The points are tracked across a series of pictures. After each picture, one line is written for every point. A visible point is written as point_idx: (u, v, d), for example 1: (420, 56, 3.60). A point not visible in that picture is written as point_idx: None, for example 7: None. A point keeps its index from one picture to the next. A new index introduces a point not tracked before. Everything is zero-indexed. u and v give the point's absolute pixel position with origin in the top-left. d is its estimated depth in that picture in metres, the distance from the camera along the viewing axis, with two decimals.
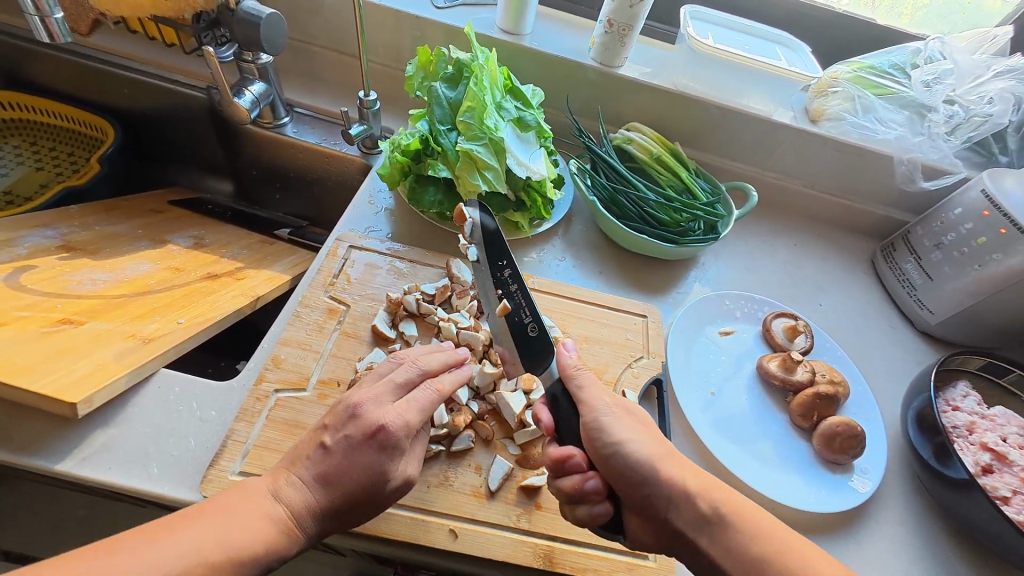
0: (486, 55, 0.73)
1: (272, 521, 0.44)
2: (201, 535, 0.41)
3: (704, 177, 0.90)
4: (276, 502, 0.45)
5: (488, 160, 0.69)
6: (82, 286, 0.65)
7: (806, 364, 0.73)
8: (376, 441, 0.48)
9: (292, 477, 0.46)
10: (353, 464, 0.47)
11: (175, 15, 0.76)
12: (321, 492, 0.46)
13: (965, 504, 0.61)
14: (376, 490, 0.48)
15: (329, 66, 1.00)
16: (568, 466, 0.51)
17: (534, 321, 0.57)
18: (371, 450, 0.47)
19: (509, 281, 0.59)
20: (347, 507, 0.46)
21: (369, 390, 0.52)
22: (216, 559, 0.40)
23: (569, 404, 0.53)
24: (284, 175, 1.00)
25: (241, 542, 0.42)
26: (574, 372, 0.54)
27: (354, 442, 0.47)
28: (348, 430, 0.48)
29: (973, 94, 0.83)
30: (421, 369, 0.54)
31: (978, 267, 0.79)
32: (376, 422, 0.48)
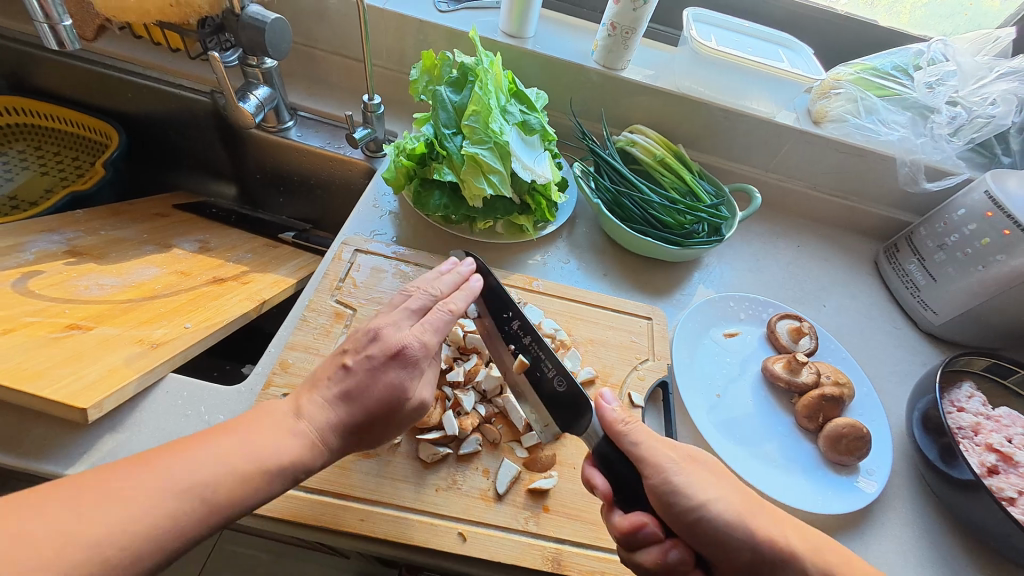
0: (491, 59, 0.73)
1: (295, 435, 0.44)
2: (228, 448, 0.41)
3: (707, 178, 0.90)
4: (299, 418, 0.45)
5: (494, 164, 0.69)
6: (90, 291, 0.66)
7: (811, 365, 0.73)
8: (397, 360, 0.49)
9: (314, 396, 0.47)
10: (375, 388, 0.47)
11: (179, 21, 0.76)
12: (344, 408, 0.47)
13: (972, 505, 0.61)
14: (396, 409, 0.49)
15: (333, 70, 1.00)
16: (643, 535, 0.47)
17: (557, 374, 0.56)
18: (394, 367, 0.48)
19: (520, 333, 0.59)
20: (368, 424, 0.48)
21: (394, 321, 0.52)
22: (246, 469, 0.41)
23: (626, 463, 0.50)
24: (288, 178, 1.00)
25: (267, 451, 0.42)
26: (623, 428, 0.50)
27: (376, 363, 0.48)
28: (370, 351, 0.49)
29: (975, 96, 0.83)
30: (432, 296, 0.55)
31: (982, 268, 0.79)
32: (398, 343, 0.49)
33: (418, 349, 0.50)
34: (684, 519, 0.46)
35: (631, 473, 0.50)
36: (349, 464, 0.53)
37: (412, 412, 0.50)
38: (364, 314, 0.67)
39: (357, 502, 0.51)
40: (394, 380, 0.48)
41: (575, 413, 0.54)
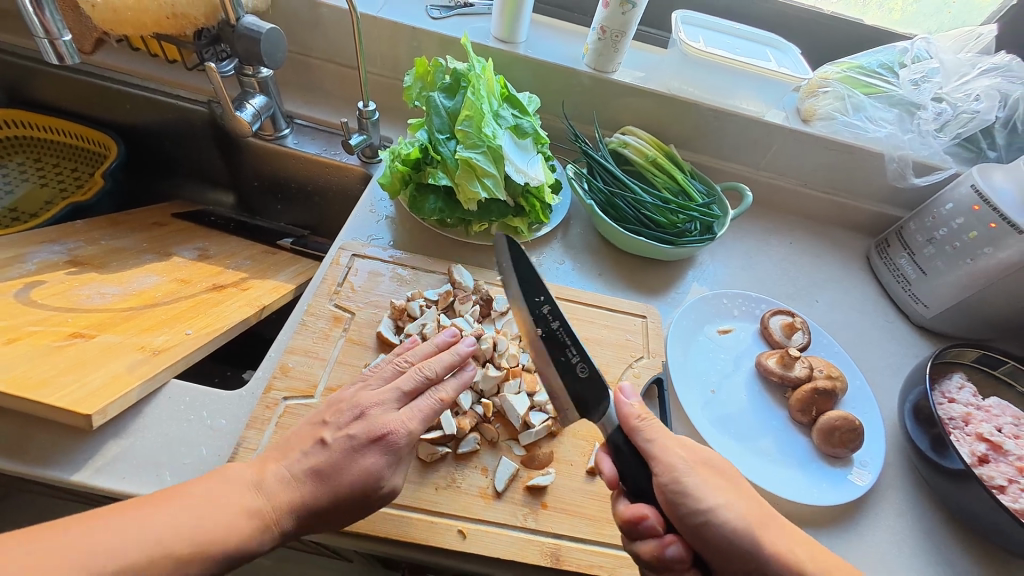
0: (483, 64, 0.74)
1: (249, 514, 0.45)
2: (172, 520, 0.42)
3: (700, 178, 0.92)
4: (257, 493, 0.46)
5: (488, 168, 0.70)
6: (92, 300, 0.67)
7: (804, 360, 0.74)
8: (377, 446, 0.50)
9: (280, 470, 0.48)
10: (351, 470, 0.48)
11: (176, 32, 0.79)
12: (311, 486, 0.47)
13: (963, 495, 0.62)
14: (369, 494, 0.49)
15: (327, 77, 1.02)
16: (644, 528, 0.49)
17: (580, 359, 0.56)
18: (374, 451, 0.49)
19: (548, 317, 0.59)
20: (330, 507, 0.47)
21: (381, 402, 0.53)
22: (184, 547, 0.41)
23: (633, 456, 0.51)
24: (286, 185, 1.01)
25: (214, 532, 0.43)
26: (636, 424, 0.51)
27: (355, 444, 0.49)
28: (351, 431, 0.50)
29: (960, 92, 0.85)
30: (424, 376, 0.54)
31: (970, 260, 0.81)
32: (383, 427, 0.50)
33: (403, 438, 0.51)
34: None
35: (643, 473, 0.51)
36: None
37: (378, 501, 0.50)
38: (362, 317, 0.68)
39: None
40: (371, 465, 0.49)
41: (595, 397, 0.54)
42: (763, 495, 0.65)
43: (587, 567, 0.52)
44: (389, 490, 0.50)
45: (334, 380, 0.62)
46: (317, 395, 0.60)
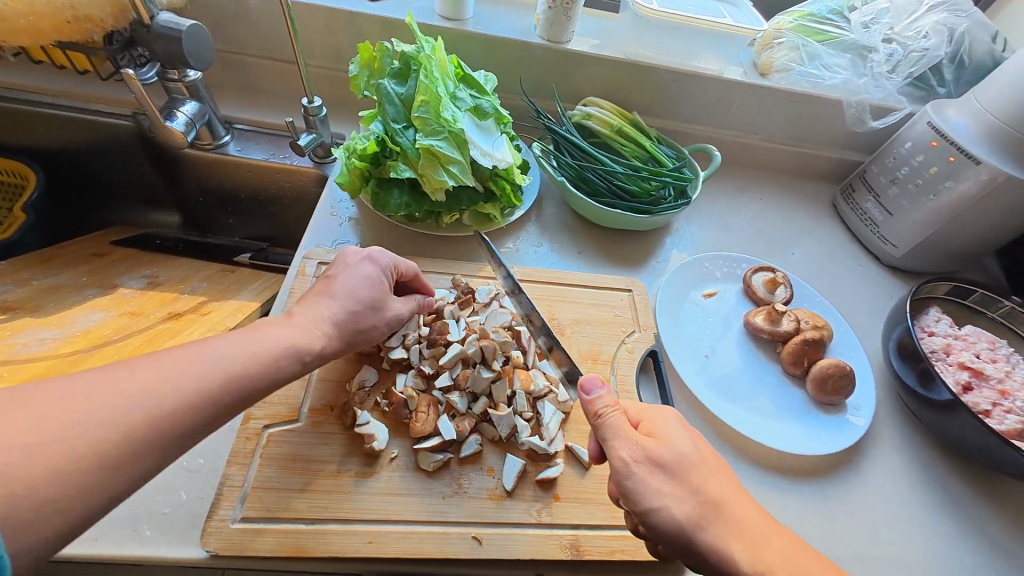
0: (432, 44, 0.69)
1: (299, 328, 0.49)
2: (231, 345, 0.44)
3: (667, 143, 0.90)
4: (295, 317, 0.50)
5: (452, 154, 0.66)
6: (28, 348, 0.60)
7: (790, 314, 0.75)
8: (367, 262, 0.57)
9: (302, 305, 0.52)
10: (350, 282, 0.54)
11: (84, 39, 0.68)
12: (331, 303, 0.52)
13: (953, 423, 0.64)
14: (378, 309, 0.55)
15: (265, 75, 0.94)
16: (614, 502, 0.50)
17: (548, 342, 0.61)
18: (364, 266, 0.57)
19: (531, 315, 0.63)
20: (353, 315, 0.53)
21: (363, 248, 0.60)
22: (256, 356, 0.45)
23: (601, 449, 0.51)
24: (235, 196, 0.94)
25: (276, 342, 0.46)
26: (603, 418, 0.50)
27: (350, 266, 0.56)
28: (341, 266, 0.56)
29: (910, 31, 0.85)
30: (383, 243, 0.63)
31: (933, 197, 0.83)
32: (364, 252, 0.58)
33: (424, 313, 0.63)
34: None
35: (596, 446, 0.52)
36: (347, 487, 0.51)
37: (386, 323, 0.56)
38: None
39: (362, 525, 0.49)
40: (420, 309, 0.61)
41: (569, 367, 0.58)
42: (767, 452, 0.65)
43: (609, 553, 0.51)
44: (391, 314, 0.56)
45: (318, 400, 0.56)
46: (301, 418, 0.54)
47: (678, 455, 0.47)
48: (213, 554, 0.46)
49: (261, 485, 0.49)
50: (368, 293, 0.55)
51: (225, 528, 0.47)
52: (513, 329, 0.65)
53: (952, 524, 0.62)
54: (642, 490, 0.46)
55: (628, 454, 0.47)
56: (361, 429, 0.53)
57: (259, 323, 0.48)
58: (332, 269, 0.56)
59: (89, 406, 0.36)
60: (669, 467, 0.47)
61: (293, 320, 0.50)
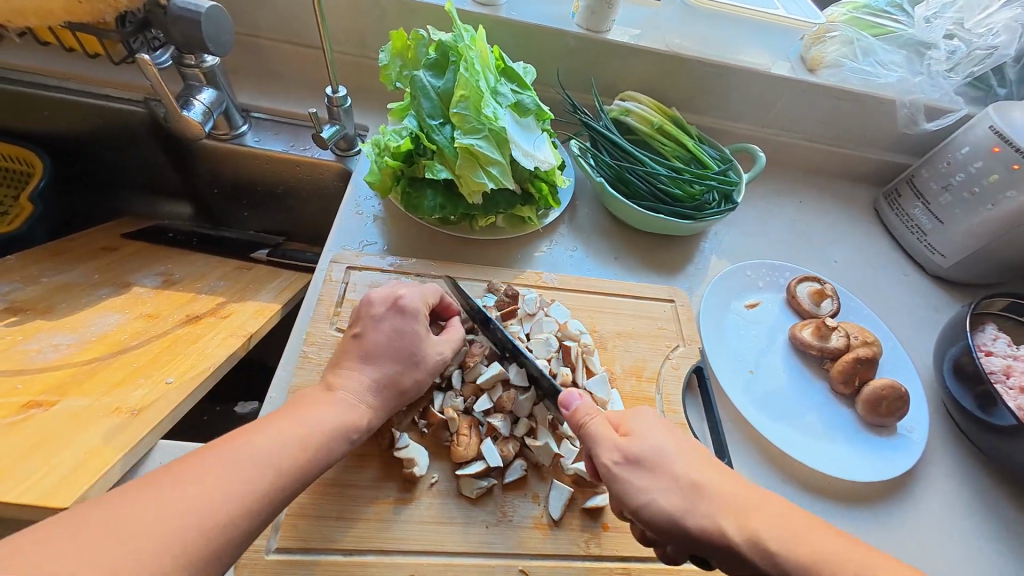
0: (472, 33, 0.64)
1: (341, 404, 0.47)
2: (274, 436, 0.41)
3: (709, 143, 0.85)
4: (336, 392, 0.47)
5: (492, 154, 0.62)
6: (42, 355, 0.56)
7: (839, 328, 0.71)
8: (395, 308, 0.53)
9: (340, 375, 0.49)
10: (384, 338, 0.51)
11: (94, 21, 0.62)
12: (369, 367, 0.49)
13: (1015, 451, 0.61)
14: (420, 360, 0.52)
15: (284, 60, 0.89)
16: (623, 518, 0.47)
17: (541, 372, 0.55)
18: (393, 314, 0.53)
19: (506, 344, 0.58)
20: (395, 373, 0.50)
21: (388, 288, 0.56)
22: (303, 442, 0.42)
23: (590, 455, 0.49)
24: (252, 189, 0.89)
25: (321, 425, 0.44)
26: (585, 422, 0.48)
27: (378, 318, 0.52)
28: (368, 318, 0.53)
29: (981, 27, 0.79)
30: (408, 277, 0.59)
31: (991, 206, 0.78)
32: (388, 296, 0.54)
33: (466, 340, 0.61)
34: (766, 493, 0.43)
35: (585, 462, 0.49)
36: (386, 515, 0.48)
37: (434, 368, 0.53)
38: None
39: (403, 557, 0.46)
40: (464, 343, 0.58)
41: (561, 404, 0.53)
42: (817, 477, 0.62)
43: None
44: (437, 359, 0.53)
45: None
46: None
47: (656, 447, 0.45)
48: None
49: (295, 513, 0.46)
50: (407, 349, 0.51)
51: (259, 560, 0.44)
52: (560, 344, 0.61)
53: (1008, 556, 0.60)
54: (628, 489, 0.44)
55: (606, 458, 0.45)
56: (400, 454, 0.50)
57: (300, 401, 0.47)
58: (358, 324, 0.53)
59: (135, 520, 0.33)
60: (643, 460, 0.44)
61: (334, 395, 0.47)
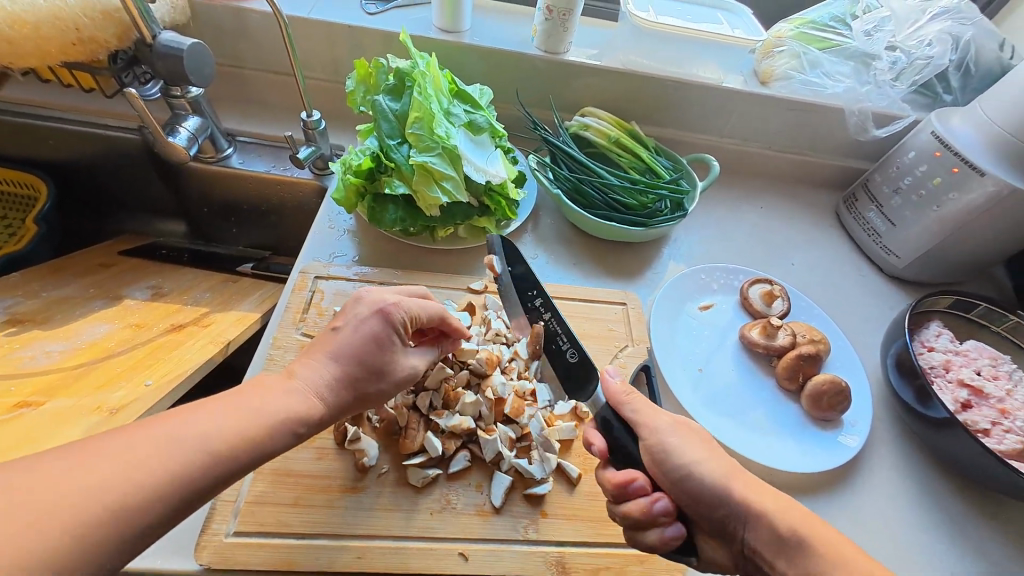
0: (427, 60, 0.70)
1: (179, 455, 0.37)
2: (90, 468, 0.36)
3: (664, 154, 0.90)
4: None
5: (446, 170, 0.67)
6: (36, 361, 0.62)
7: (786, 327, 0.74)
8: (374, 317, 0.51)
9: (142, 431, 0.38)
10: (340, 351, 0.48)
11: (88, 59, 0.70)
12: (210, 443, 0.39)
13: (950, 442, 0.63)
14: (375, 375, 0.50)
15: (267, 88, 0.96)
16: (632, 489, 0.48)
17: (573, 347, 0.62)
18: (355, 330, 0.50)
19: (542, 310, 0.66)
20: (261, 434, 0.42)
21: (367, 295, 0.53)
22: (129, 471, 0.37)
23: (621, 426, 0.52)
24: (239, 208, 0.96)
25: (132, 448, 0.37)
26: (626, 398, 0.52)
27: (360, 319, 0.50)
28: (353, 313, 0.51)
29: (913, 39, 0.84)
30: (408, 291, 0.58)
31: (937, 208, 0.81)
32: (378, 304, 0.51)
33: (400, 310, 0.52)
34: (680, 475, 0.47)
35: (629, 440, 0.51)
36: (338, 502, 0.52)
37: (385, 379, 0.50)
38: None
39: (348, 540, 0.50)
40: (371, 332, 0.50)
41: (584, 377, 0.59)
42: (760, 469, 0.64)
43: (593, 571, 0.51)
44: (392, 374, 0.51)
45: None
46: None
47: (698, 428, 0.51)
48: (206, 567, 0.47)
49: (253, 500, 0.51)
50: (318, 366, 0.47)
51: (218, 542, 0.48)
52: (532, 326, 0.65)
53: (950, 546, 0.61)
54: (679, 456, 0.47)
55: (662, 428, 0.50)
56: (351, 446, 0.54)
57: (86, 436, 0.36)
58: (321, 338, 0.50)
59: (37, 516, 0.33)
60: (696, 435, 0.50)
61: None
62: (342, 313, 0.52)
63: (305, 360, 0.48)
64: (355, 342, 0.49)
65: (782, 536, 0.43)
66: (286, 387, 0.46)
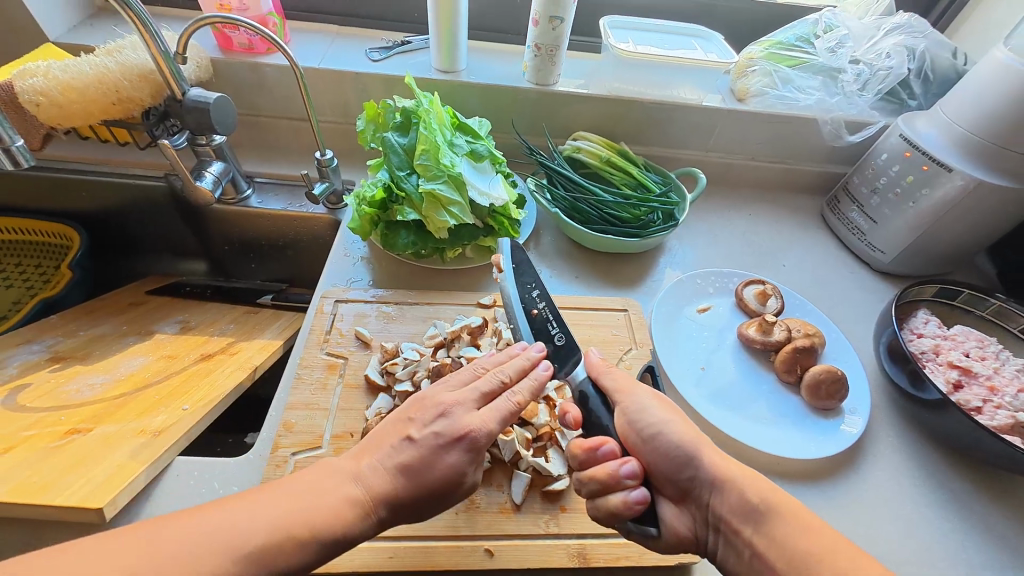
0: (430, 98, 0.77)
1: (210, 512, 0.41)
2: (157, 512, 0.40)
3: (654, 170, 0.97)
4: None
5: (452, 196, 0.73)
6: (81, 393, 0.67)
7: (781, 324, 0.78)
8: (464, 444, 0.51)
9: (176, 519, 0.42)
10: (412, 474, 0.49)
11: (125, 116, 0.77)
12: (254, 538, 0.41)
13: (945, 422, 0.66)
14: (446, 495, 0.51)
15: (282, 133, 1.04)
16: (601, 452, 0.53)
17: (560, 331, 0.64)
18: (437, 456, 0.50)
19: (537, 300, 0.66)
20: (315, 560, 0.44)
21: (452, 411, 0.53)
22: None
23: (601, 403, 0.58)
24: (258, 244, 1.02)
25: None
26: (604, 371, 0.60)
27: (440, 442, 0.50)
28: (435, 428, 0.51)
29: (872, 53, 0.92)
30: (501, 379, 0.56)
31: (913, 204, 0.86)
32: (465, 427, 0.51)
33: (484, 437, 0.52)
34: (651, 433, 0.53)
35: (606, 413, 0.58)
36: None
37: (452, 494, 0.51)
38: (355, 361, 0.68)
39: (380, 541, 0.53)
40: (453, 462, 0.50)
41: (569, 356, 0.62)
42: (766, 459, 0.67)
43: (614, 560, 0.54)
44: (459, 489, 0.51)
45: (338, 427, 0.62)
46: (324, 444, 0.60)
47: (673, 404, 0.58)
48: None
49: None
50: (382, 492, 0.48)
51: None
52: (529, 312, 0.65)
53: (957, 523, 0.63)
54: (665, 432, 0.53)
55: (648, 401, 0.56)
56: None
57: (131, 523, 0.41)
58: (391, 461, 0.50)
59: None
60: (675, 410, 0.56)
61: None
62: (414, 433, 0.51)
63: (373, 462, 0.50)
64: (430, 469, 0.49)
65: (752, 515, 0.48)
66: (348, 493, 0.47)
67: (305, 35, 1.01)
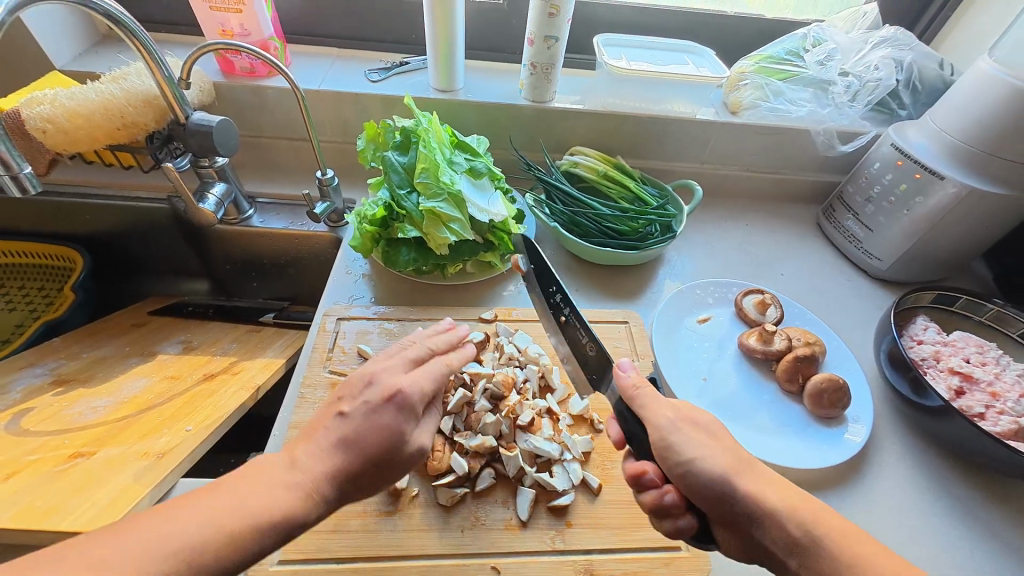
0: (428, 118, 0.79)
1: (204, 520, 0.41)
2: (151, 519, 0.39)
3: (651, 183, 0.98)
4: None
5: (452, 213, 0.74)
6: (84, 416, 0.67)
7: (781, 333, 0.79)
8: (395, 403, 0.51)
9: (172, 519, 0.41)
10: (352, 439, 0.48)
11: (129, 141, 0.79)
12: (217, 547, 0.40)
13: (948, 428, 0.66)
14: (393, 456, 0.50)
15: (283, 153, 1.05)
16: (644, 480, 0.53)
17: (589, 339, 0.63)
18: (372, 413, 0.50)
19: (561, 304, 0.68)
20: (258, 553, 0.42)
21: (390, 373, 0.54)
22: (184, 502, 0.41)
23: (635, 423, 0.56)
24: (259, 263, 1.03)
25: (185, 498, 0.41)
26: (635, 391, 0.55)
27: (371, 406, 0.50)
28: (365, 396, 0.51)
29: (861, 65, 0.94)
30: (430, 349, 0.59)
31: (908, 211, 0.87)
32: (395, 386, 0.52)
33: (416, 395, 0.53)
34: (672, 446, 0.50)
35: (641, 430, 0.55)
36: (373, 526, 0.55)
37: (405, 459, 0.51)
38: None
39: (386, 562, 0.53)
40: (387, 420, 0.50)
41: (602, 368, 0.62)
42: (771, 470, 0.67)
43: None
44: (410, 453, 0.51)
45: None
46: None
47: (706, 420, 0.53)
48: None
49: None
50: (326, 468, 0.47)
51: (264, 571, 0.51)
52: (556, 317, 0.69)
53: (965, 531, 0.63)
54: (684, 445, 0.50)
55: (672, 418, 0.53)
56: None
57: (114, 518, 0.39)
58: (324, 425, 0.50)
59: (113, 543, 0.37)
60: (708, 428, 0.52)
61: None
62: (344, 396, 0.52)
63: (309, 448, 0.48)
64: (367, 434, 0.49)
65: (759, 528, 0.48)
66: (288, 480, 0.45)
67: (305, 58, 1.04)
